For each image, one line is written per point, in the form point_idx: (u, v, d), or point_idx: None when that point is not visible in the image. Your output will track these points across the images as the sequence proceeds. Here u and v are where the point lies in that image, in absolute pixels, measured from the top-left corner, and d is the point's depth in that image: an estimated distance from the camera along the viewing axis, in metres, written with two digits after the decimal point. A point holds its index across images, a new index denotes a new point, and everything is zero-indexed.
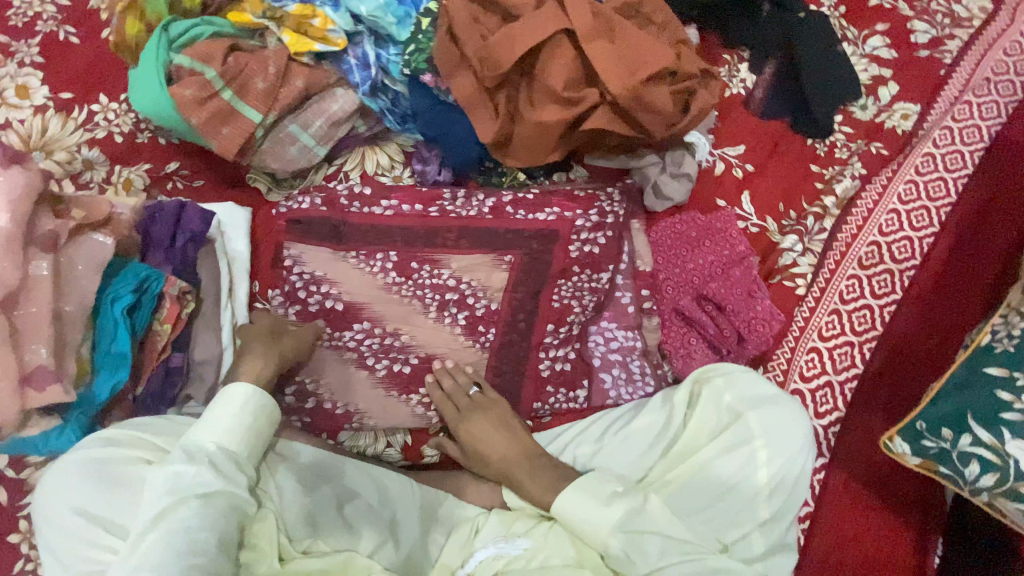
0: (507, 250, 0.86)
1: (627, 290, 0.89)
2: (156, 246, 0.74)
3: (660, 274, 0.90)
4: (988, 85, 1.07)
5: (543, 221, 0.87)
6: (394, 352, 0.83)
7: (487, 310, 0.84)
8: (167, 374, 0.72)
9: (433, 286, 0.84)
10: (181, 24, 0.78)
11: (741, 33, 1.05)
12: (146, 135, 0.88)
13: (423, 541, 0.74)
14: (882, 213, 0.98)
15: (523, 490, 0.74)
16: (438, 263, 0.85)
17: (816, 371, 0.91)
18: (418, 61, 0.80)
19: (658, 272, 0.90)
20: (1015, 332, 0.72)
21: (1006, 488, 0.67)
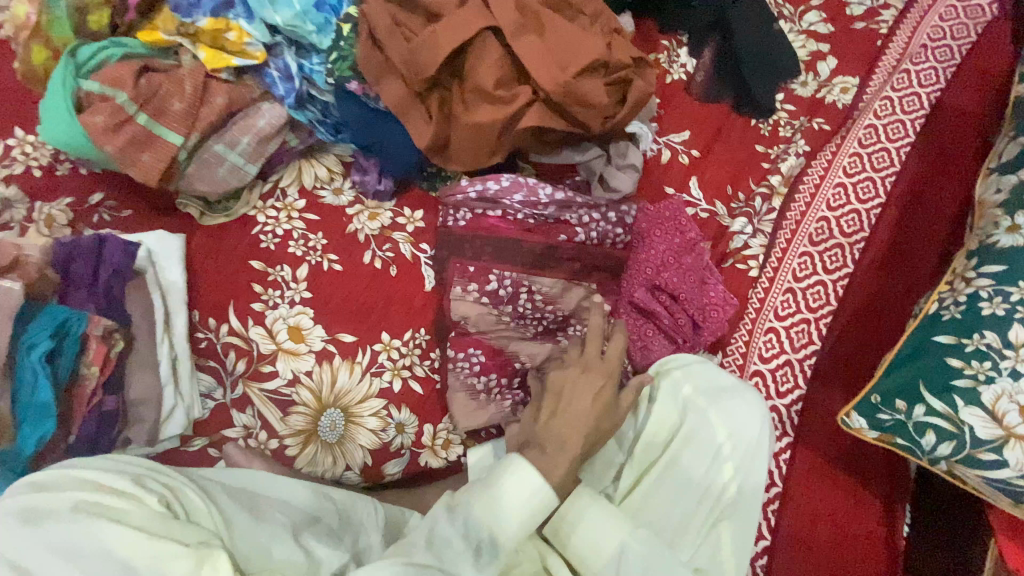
0: (465, 259, 0.84)
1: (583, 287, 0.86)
2: (78, 285, 0.70)
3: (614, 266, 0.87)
4: (924, 53, 1.07)
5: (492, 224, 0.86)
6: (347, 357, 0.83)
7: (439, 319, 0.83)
8: (101, 419, 0.68)
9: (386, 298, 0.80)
10: (89, 48, 0.75)
11: (676, 19, 1.05)
12: (67, 166, 0.85)
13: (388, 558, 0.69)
14: (829, 188, 0.98)
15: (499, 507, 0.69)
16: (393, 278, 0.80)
17: (775, 351, 0.90)
18: (343, 69, 0.78)
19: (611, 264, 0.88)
20: (961, 298, 0.72)
21: (963, 455, 0.67)
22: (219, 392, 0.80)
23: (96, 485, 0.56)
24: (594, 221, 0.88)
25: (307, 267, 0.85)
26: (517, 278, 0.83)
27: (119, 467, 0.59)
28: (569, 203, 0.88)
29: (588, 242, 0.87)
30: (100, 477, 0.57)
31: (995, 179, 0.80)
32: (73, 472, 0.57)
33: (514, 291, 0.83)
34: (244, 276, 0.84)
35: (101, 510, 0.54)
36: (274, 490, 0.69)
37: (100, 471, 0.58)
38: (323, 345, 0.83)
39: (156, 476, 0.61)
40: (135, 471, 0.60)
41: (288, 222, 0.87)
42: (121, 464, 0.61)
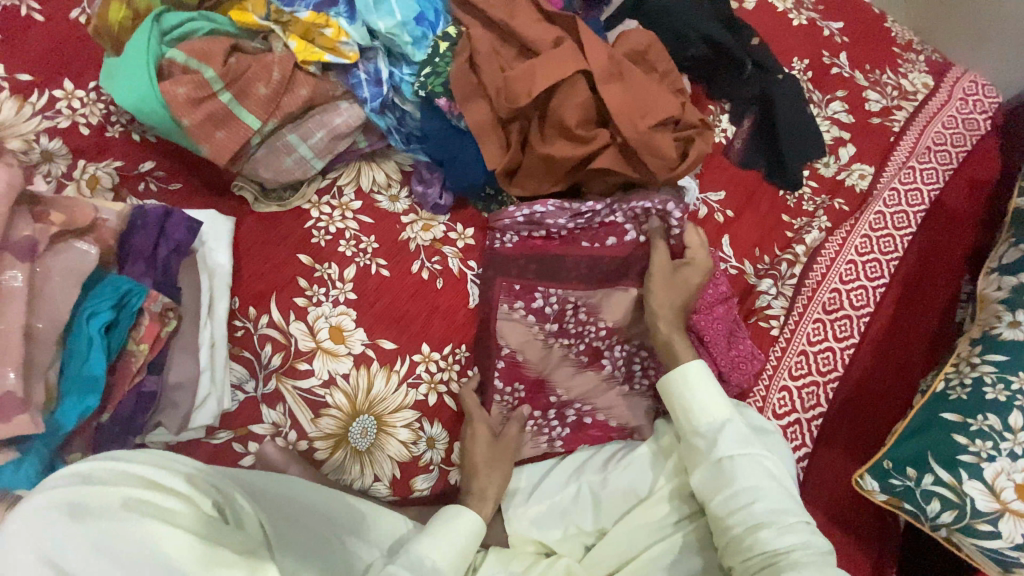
0: (518, 279, 0.84)
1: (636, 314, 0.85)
2: (136, 256, 0.68)
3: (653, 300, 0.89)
4: (929, 154, 1.18)
5: (538, 245, 0.87)
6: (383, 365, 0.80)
7: (483, 340, 0.83)
8: (138, 399, 0.65)
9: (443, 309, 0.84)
10: (175, 16, 0.74)
11: (722, 87, 1.12)
12: (119, 129, 0.81)
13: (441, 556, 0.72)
14: (842, 264, 1.05)
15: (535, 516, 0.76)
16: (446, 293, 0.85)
17: (787, 409, 0.94)
18: (436, 84, 0.79)
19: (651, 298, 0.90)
20: (966, 380, 0.80)
21: (962, 523, 0.73)
22: (251, 385, 0.77)
23: (148, 482, 0.55)
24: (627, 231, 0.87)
25: (355, 268, 0.83)
26: (564, 297, 0.84)
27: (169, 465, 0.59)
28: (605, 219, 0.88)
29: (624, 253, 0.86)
30: (150, 474, 0.55)
31: (996, 277, 0.90)
32: (122, 464, 0.55)
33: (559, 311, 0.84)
34: (290, 269, 0.81)
35: (158, 507, 0.52)
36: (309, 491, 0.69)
37: (152, 470, 0.55)
38: (362, 349, 0.80)
39: (205, 476, 0.61)
40: (185, 470, 0.59)
41: (341, 221, 0.85)
42: (168, 461, 0.60)
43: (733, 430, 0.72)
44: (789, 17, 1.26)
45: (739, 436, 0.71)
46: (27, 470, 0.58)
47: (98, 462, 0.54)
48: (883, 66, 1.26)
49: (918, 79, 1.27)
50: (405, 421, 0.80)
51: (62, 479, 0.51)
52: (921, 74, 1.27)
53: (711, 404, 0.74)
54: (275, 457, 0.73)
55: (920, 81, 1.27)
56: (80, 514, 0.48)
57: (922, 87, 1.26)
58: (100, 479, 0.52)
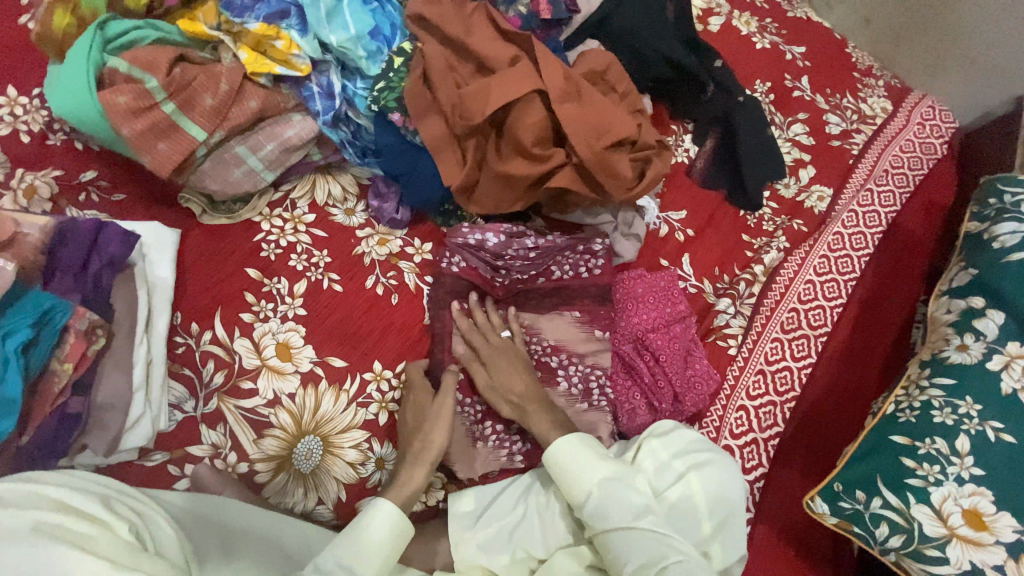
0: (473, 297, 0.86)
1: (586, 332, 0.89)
2: (65, 270, 0.65)
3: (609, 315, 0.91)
4: (886, 177, 1.21)
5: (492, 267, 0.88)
6: (334, 383, 0.78)
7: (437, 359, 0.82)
8: (61, 422, 0.62)
9: (400, 325, 0.83)
10: (120, 23, 0.72)
11: (685, 107, 1.13)
12: (61, 137, 0.78)
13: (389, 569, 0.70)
14: (800, 283, 1.05)
15: (478, 540, 0.74)
16: (408, 312, 0.84)
17: (744, 428, 0.95)
18: (388, 99, 0.79)
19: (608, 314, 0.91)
20: (915, 404, 0.81)
21: (910, 548, 0.73)
22: (191, 404, 0.74)
23: (59, 503, 0.53)
24: (569, 257, 0.92)
25: (305, 283, 0.81)
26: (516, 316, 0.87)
27: (85, 487, 0.57)
28: (553, 246, 0.91)
29: (566, 277, 0.90)
30: (65, 496, 0.54)
31: (946, 300, 0.91)
32: (34, 487, 0.53)
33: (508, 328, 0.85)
34: (237, 284, 0.79)
35: (65, 526, 0.50)
36: (249, 522, 0.67)
37: (65, 491, 0.55)
38: (310, 367, 0.78)
39: (125, 501, 0.59)
40: (103, 492, 0.58)
41: (293, 235, 0.83)
42: (87, 483, 0.58)
43: (604, 496, 0.69)
44: (752, 40, 1.29)
45: (620, 498, 0.68)
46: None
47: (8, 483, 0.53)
48: (843, 91, 1.29)
49: (876, 103, 1.30)
50: (353, 441, 0.77)
51: None
52: (880, 99, 1.30)
53: (584, 466, 0.71)
54: (212, 480, 0.71)
55: (879, 105, 1.30)
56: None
57: (880, 111, 1.29)
58: (8, 500, 0.51)
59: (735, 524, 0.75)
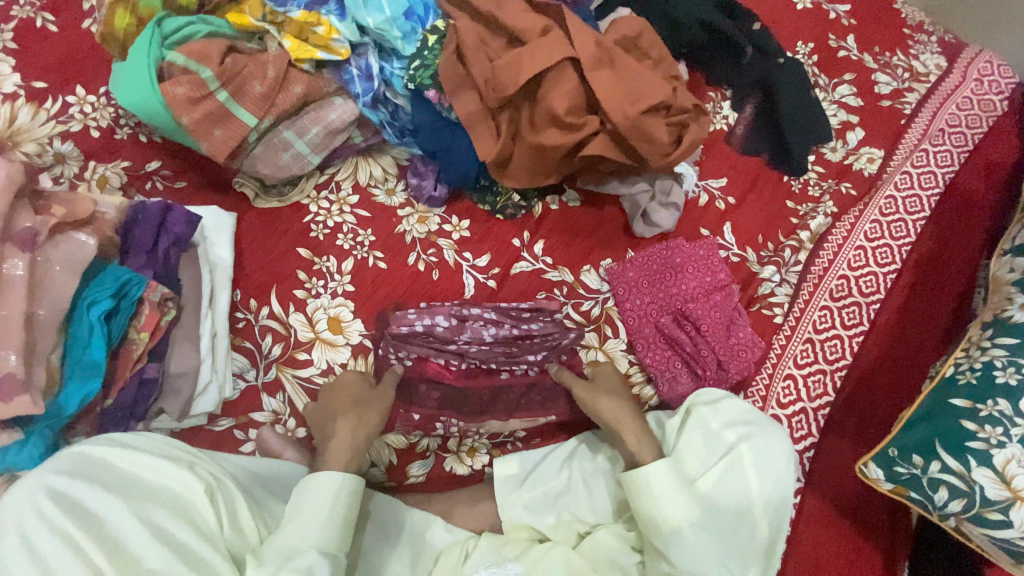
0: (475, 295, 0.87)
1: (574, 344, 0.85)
2: (138, 249, 0.72)
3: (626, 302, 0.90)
4: (943, 136, 1.14)
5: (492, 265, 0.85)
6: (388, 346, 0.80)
7: None
8: (141, 385, 0.69)
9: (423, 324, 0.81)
10: (175, 20, 0.78)
11: (723, 73, 1.10)
12: (127, 131, 0.85)
13: (426, 526, 0.76)
14: (850, 250, 1.01)
15: (520, 497, 0.77)
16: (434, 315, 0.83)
17: (792, 397, 0.92)
18: (424, 77, 0.81)
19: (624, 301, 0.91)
20: (976, 365, 0.77)
21: (971, 512, 0.71)
22: (252, 373, 0.79)
23: (148, 468, 0.59)
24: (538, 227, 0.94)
25: (353, 261, 0.85)
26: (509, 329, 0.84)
27: (167, 450, 0.62)
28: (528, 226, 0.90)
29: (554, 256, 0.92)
30: (150, 459, 0.59)
31: (1008, 259, 0.87)
32: (130, 452, 0.59)
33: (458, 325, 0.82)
34: (290, 262, 0.84)
35: (144, 494, 0.56)
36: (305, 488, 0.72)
37: (155, 455, 0.60)
38: (360, 339, 0.82)
39: (205, 463, 0.63)
40: (186, 458, 0.62)
41: (339, 215, 0.87)
42: (173, 445, 0.63)
43: (689, 541, 0.69)
44: (792, 2, 1.24)
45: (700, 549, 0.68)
46: (31, 450, 0.62)
47: (110, 447, 0.59)
48: (894, 48, 1.23)
49: (930, 60, 1.22)
50: (403, 419, 0.78)
51: (74, 458, 0.57)
52: (934, 55, 1.23)
53: (670, 502, 0.70)
54: (273, 442, 0.75)
55: (933, 62, 1.23)
56: (66, 498, 0.52)
57: (934, 68, 1.22)
58: (113, 472, 0.57)
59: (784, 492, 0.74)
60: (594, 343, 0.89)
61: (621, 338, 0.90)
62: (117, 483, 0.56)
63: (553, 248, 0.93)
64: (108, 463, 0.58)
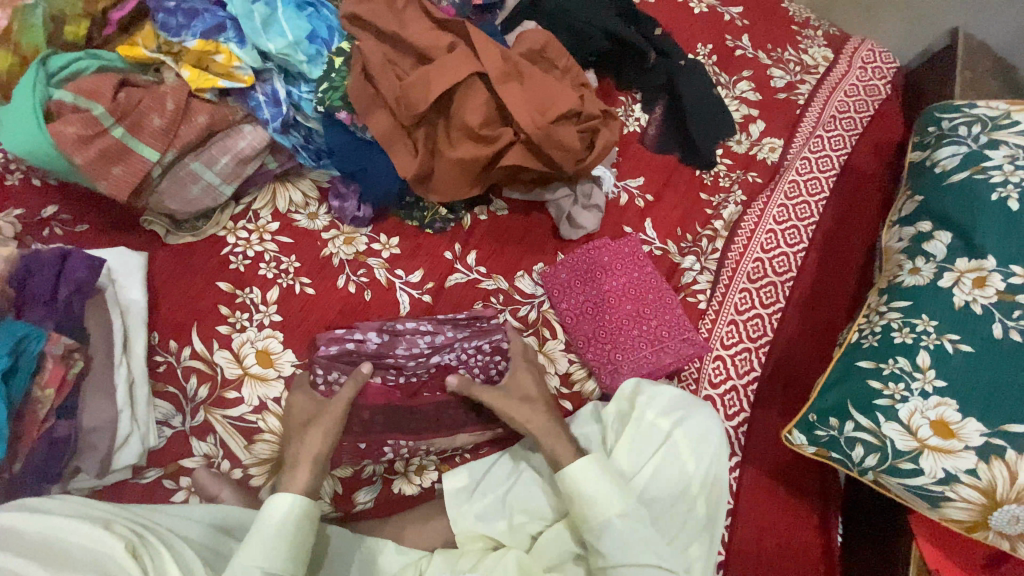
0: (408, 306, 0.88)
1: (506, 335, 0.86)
2: (35, 300, 0.67)
3: (561, 304, 0.93)
4: (834, 122, 1.24)
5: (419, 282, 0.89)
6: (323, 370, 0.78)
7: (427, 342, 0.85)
8: (51, 446, 0.64)
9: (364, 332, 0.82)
10: (61, 57, 0.74)
11: (631, 78, 1.16)
12: (18, 176, 0.81)
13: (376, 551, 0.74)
14: (762, 233, 1.08)
15: (473, 507, 0.76)
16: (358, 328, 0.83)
17: (723, 377, 0.96)
18: (333, 98, 0.81)
19: (559, 302, 0.93)
20: (876, 329, 0.84)
21: (886, 465, 0.77)
22: (178, 419, 0.76)
23: (54, 536, 0.53)
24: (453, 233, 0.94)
25: (278, 290, 0.83)
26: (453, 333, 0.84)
27: (82, 512, 0.56)
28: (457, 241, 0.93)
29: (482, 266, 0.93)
30: (59, 524, 0.53)
31: (897, 229, 0.95)
32: (36, 516, 0.53)
33: (392, 340, 0.81)
34: (210, 298, 0.81)
35: (58, 555, 0.50)
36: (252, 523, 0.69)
37: (63, 521, 0.54)
38: (293, 370, 0.80)
39: (123, 521, 0.57)
40: (104, 516, 0.56)
41: (260, 244, 0.84)
42: (87, 508, 0.58)
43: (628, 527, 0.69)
44: (690, 7, 1.32)
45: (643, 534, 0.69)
46: None
47: (12, 514, 0.53)
48: (783, 44, 1.33)
49: (817, 54, 1.33)
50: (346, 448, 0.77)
51: None
52: (821, 48, 1.34)
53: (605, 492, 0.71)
54: (208, 483, 0.72)
55: (819, 55, 1.33)
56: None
57: (822, 60, 1.32)
58: (18, 537, 0.51)
59: (719, 471, 0.79)
60: (533, 346, 0.91)
61: (559, 338, 0.93)
62: (23, 548, 0.50)
63: (485, 258, 0.94)
64: (12, 530, 0.51)
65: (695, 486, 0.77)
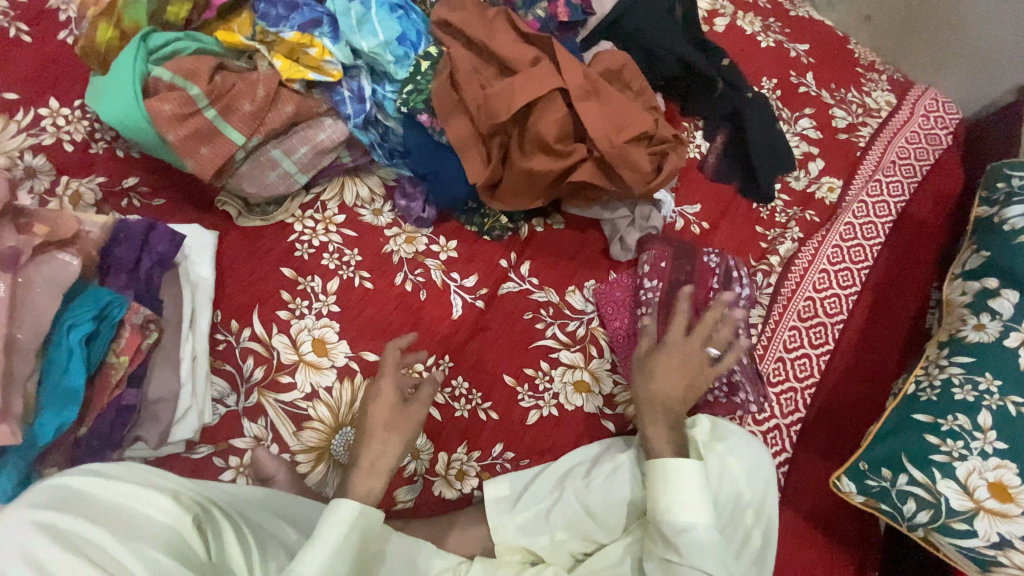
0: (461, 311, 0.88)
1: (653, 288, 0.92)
2: (119, 269, 0.71)
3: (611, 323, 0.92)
4: (895, 167, 1.22)
5: (473, 287, 0.90)
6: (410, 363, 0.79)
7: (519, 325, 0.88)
8: (118, 413, 0.67)
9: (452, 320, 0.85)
10: (162, 35, 0.76)
11: (696, 105, 1.16)
12: (102, 145, 0.83)
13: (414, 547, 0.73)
14: (815, 273, 1.07)
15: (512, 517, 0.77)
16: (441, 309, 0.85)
17: (767, 415, 0.95)
18: (416, 101, 0.82)
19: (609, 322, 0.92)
20: (935, 382, 0.83)
21: (938, 523, 0.75)
22: (232, 398, 0.76)
23: (129, 502, 0.53)
24: (511, 242, 0.95)
25: (339, 281, 0.84)
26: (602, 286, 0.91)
27: (151, 480, 0.57)
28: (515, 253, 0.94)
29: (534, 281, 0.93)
30: (135, 491, 0.54)
31: (960, 282, 0.93)
32: (112, 480, 0.54)
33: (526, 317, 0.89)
34: (273, 282, 0.82)
35: (132, 521, 0.51)
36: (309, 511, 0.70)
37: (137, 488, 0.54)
38: (346, 362, 0.80)
39: (188, 493, 0.59)
40: (171, 487, 0.57)
41: (325, 234, 0.86)
42: (150, 476, 0.58)
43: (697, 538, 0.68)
44: (757, 40, 1.33)
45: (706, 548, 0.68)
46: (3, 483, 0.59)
47: (89, 476, 0.53)
48: (848, 85, 1.32)
49: (881, 97, 1.32)
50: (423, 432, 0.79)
51: (44, 492, 0.51)
52: (885, 92, 1.33)
53: (689, 501, 0.70)
54: (266, 462, 0.71)
55: (883, 99, 1.32)
56: (52, 526, 0.47)
57: (885, 104, 1.31)
58: (95, 501, 0.52)
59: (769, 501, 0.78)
60: (579, 363, 0.89)
61: (606, 356, 0.90)
62: (100, 514, 0.50)
63: (539, 269, 0.94)
64: (86, 496, 0.52)
65: (752, 515, 0.77)
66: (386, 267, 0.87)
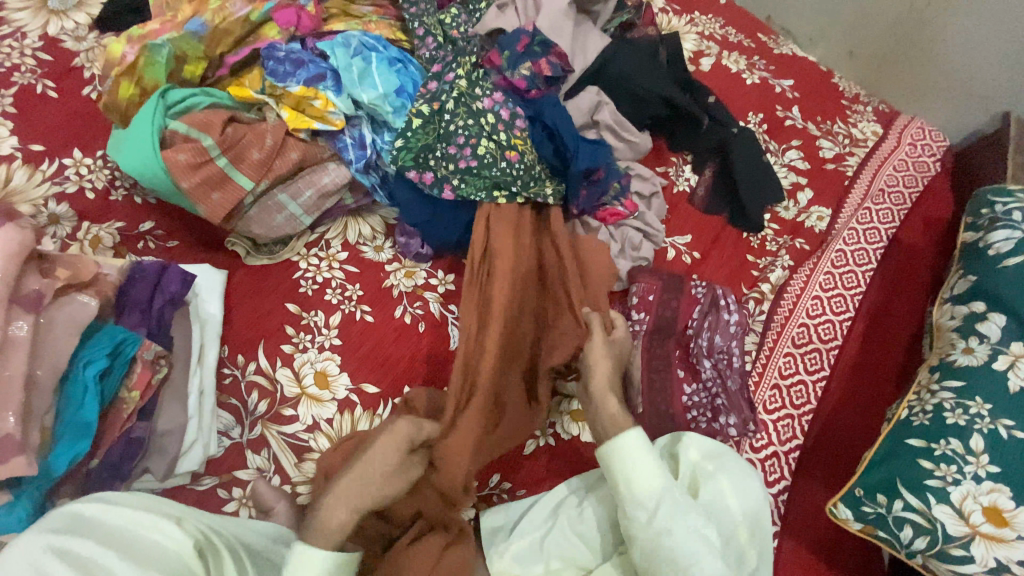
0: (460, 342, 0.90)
1: (639, 321, 0.96)
2: (133, 307, 0.75)
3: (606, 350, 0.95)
4: (883, 195, 1.25)
5: None
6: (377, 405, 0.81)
7: None
8: (128, 445, 0.70)
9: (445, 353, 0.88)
10: (179, 92, 0.84)
11: (684, 141, 1.21)
12: (121, 192, 0.89)
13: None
14: (808, 299, 1.09)
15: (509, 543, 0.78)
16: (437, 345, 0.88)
17: (765, 442, 0.95)
18: (405, 158, 0.88)
19: None
20: (927, 407, 0.83)
21: (936, 549, 0.75)
22: (237, 431, 0.79)
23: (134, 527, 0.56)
24: None
25: (340, 315, 0.87)
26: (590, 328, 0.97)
27: (157, 506, 0.59)
28: None
29: None
30: (140, 518, 0.56)
31: (949, 307, 0.95)
32: (120, 507, 0.57)
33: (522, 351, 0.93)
34: (278, 318, 0.86)
35: (139, 550, 0.54)
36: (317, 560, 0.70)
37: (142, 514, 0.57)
38: (347, 394, 0.83)
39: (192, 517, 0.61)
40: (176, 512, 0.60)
41: (328, 271, 0.90)
42: (158, 500, 0.61)
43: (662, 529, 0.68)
44: (742, 77, 1.38)
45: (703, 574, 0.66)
46: (18, 514, 0.62)
47: (98, 502, 0.56)
48: (833, 117, 1.37)
49: (866, 128, 1.36)
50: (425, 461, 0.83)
51: (56, 518, 0.53)
52: (870, 123, 1.38)
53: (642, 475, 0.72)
54: (266, 493, 0.74)
55: (869, 130, 1.36)
56: (66, 551, 0.50)
57: (871, 134, 1.36)
58: (104, 527, 0.54)
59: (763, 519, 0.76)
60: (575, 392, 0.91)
61: None
62: (107, 538, 0.53)
63: None
64: (98, 520, 0.55)
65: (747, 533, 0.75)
66: (386, 302, 0.90)
